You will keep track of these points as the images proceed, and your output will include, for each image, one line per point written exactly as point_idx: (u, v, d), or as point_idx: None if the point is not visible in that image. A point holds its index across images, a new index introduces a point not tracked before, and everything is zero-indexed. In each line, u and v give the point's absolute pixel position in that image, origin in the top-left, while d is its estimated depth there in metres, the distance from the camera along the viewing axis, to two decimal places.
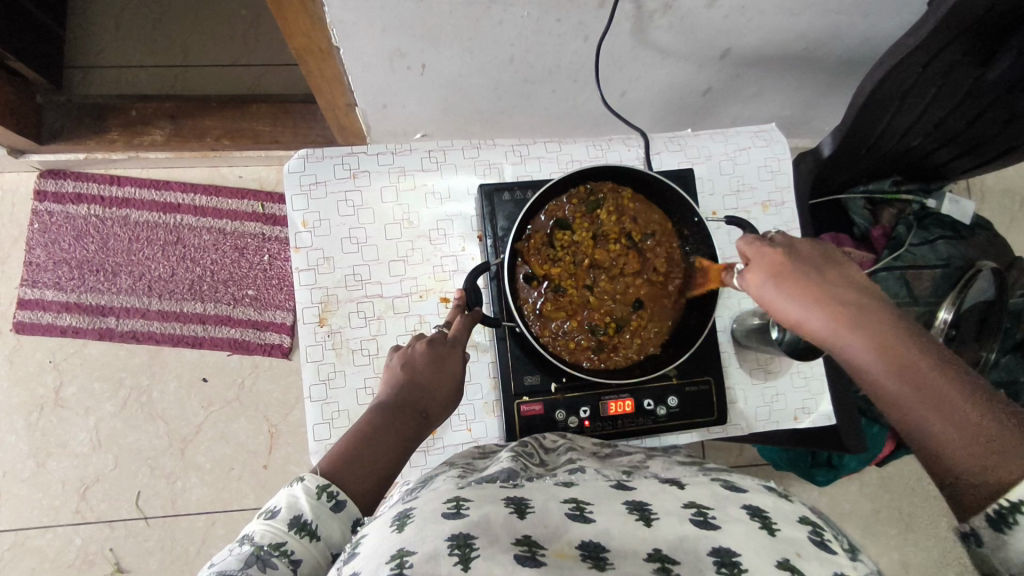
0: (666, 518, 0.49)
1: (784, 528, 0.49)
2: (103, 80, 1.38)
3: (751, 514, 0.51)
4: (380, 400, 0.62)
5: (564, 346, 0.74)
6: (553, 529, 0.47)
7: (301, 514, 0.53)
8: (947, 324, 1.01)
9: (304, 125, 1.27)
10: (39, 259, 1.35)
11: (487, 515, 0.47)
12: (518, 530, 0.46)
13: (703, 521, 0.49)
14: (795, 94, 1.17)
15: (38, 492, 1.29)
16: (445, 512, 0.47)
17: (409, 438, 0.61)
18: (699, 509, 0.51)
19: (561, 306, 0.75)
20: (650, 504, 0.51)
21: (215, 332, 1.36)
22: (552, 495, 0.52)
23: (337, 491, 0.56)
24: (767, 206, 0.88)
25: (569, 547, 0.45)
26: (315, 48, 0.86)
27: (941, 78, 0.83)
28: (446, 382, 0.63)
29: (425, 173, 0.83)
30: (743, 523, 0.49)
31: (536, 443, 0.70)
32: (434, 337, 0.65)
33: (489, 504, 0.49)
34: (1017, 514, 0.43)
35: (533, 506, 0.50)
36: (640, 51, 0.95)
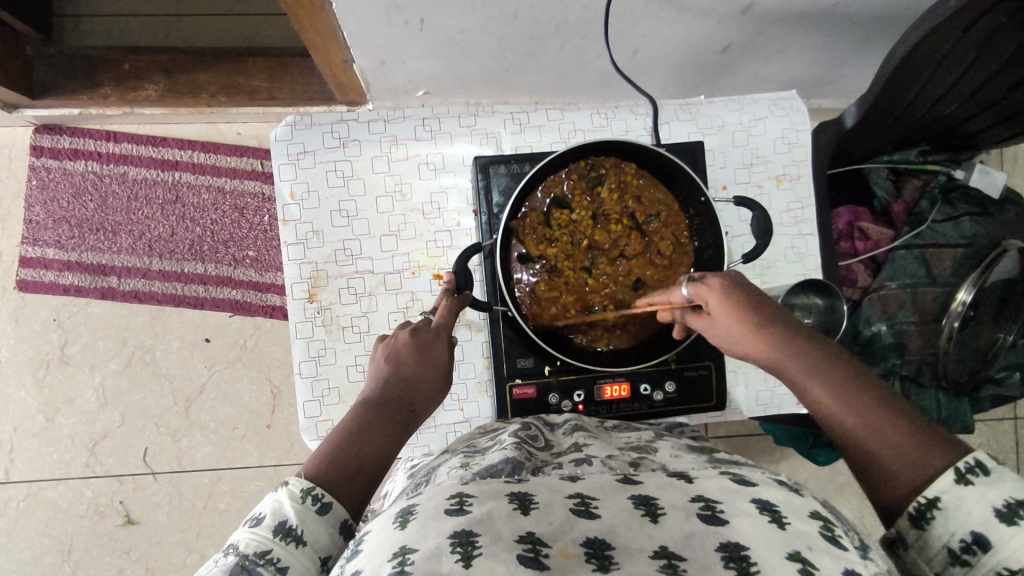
0: (673, 514, 0.44)
1: (795, 522, 0.44)
2: (95, 29, 1.33)
3: (762, 506, 0.45)
4: (365, 397, 0.61)
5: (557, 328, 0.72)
6: (558, 527, 0.43)
7: (286, 519, 0.51)
8: (965, 307, 0.99)
9: (302, 81, 1.22)
10: (39, 217, 1.34)
11: (490, 511, 0.43)
12: (523, 528, 0.42)
13: (711, 516, 0.44)
14: (821, 54, 1.10)
15: (48, 446, 1.32)
16: (447, 508, 0.44)
17: (397, 432, 0.59)
18: (707, 502, 0.46)
19: (556, 290, 0.72)
20: (657, 498, 0.46)
21: (217, 293, 1.36)
22: (557, 489, 0.47)
23: (323, 492, 0.53)
24: (781, 179, 0.83)
25: (574, 545, 0.42)
26: (305, 2, 0.81)
27: (982, 43, 0.76)
28: (431, 374, 0.63)
29: (418, 142, 0.79)
30: (752, 517, 0.44)
31: (539, 423, 0.68)
32: (418, 325, 0.66)
33: (493, 498, 0.45)
34: (933, 510, 0.53)
35: (537, 502, 0.45)
36: (654, 6, 0.88)
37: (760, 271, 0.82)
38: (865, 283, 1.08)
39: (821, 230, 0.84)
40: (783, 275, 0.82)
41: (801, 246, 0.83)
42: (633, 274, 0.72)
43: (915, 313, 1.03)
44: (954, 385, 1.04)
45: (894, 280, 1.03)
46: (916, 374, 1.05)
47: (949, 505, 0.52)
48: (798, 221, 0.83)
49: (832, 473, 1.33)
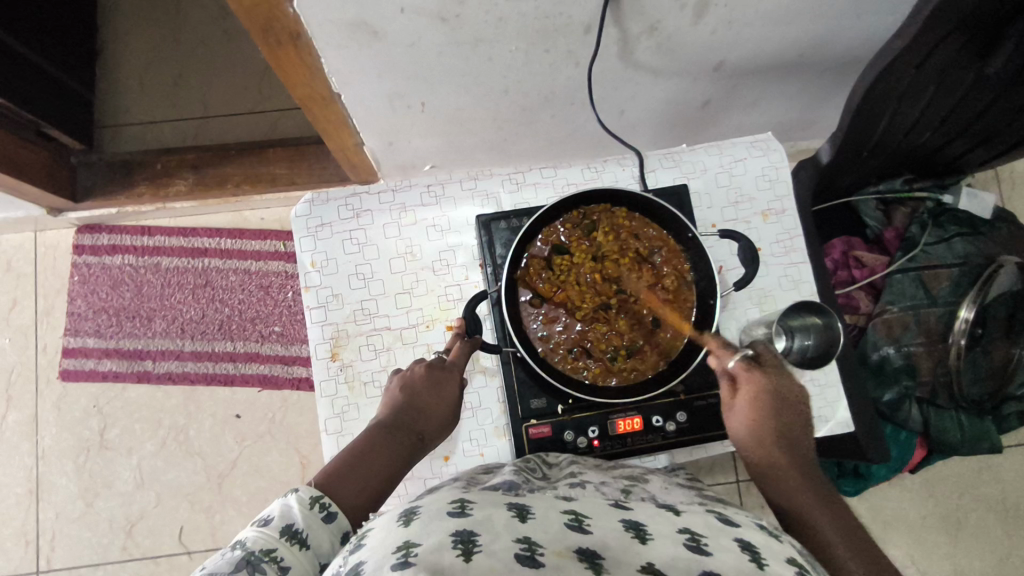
0: (661, 540, 0.47)
1: (772, 563, 0.47)
2: (129, 137, 1.47)
3: (743, 545, 0.49)
4: (379, 422, 0.67)
5: (570, 359, 0.76)
6: (553, 535, 0.45)
7: (293, 523, 0.53)
8: (968, 324, 1.01)
9: (318, 165, 1.33)
10: (81, 309, 1.43)
11: (491, 517, 0.46)
12: (519, 531, 0.45)
13: (696, 546, 0.47)
14: (798, 99, 1.17)
15: (88, 531, 1.35)
16: (450, 512, 0.46)
17: (404, 457, 0.65)
18: (693, 535, 0.49)
19: (570, 326, 0.76)
20: (646, 524, 0.50)
21: (246, 369, 1.41)
22: (552, 506, 0.51)
23: (330, 503, 0.57)
24: (767, 214, 0.88)
25: (567, 549, 0.44)
26: (317, 96, 0.92)
27: (937, 77, 0.81)
28: (439, 406, 0.68)
29: (425, 208, 0.86)
30: (733, 553, 0.47)
31: (539, 459, 0.72)
32: (434, 361, 0.71)
33: (492, 507, 0.48)
34: None
35: (533, 513, 0.49)
36: (633, 72, 0.97)
37: (758, 300, 0.86)
38: (867, 309, 1.10)
39: (812, 259, 0.88)
40: (781, 302, 0.86)
41: (794, 275, 0.86)
42: (645, 308, 0.76)
43: (922, 335, 1.04)
44: (974, 405, 1.04)
45: (895, 303, 1.06)
46: (932, 396, 1.05)
47: None
48: (788, 251, 0.87)
49: (872, 509, 1.30)
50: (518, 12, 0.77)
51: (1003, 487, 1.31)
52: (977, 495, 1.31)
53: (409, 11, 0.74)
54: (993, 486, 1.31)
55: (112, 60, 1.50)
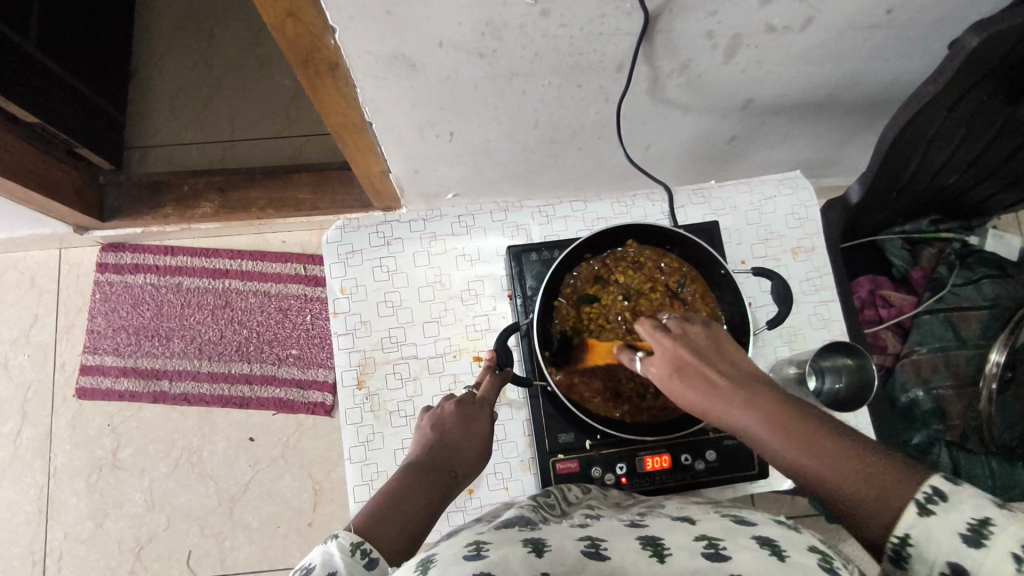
0: (679, 553, 0.46)
1: (794, 554, 0.46)
2: (157, 158, 1.49)
3: (761, 542, 0.47)
4: (411, 461, 0.65)
5: (606, 404, 0.75)
6: (572, 565, 0.44)
7: (335, 570, 0.49)
8: (1000, 367, 0.98)
9: (342, 191, 1.34)
10: (100, 327, 1.44)
11: (507, 555, 0.45)
12: (538, 567, 0.44)
13: (714, 552, 0.46)
14: (822, 137, 1.17)
15: (96, 553, 1.34)
16: (466, 554, 0.45)
17: (441, 495, 0.62)
18: (710, 542, 0.48)
19: (602, 374, 0.75)
20: (663, 538, 0.49)
21: (262, 391, 1.41)
22: (568, 534, 0.50)
23: (371, 548, 0.53)
24: (797, 252, 0.88)
25: None
26: (350, 125, 0.93)
27: (968, 121, 0.82)
28: (475, 442, 0.67)
29: (455, 238, 0.87)
30: (752, 551, 0.46)
31: (561, 492, 0.70)
32: (463, 398, 0.70)
33: (508, 544, 0.47)
34: (907, 548, 0.50)
35: (550, 544, 0.48)
36: (661, 108, 0.98)
37: (787, 338, 0.85)
38: (894, 349, 1.09)
39: (841, 297, 0.88)
40: (810, 341, 0.85)
41: (824, 313, 0.86)
42: None
43: (950, 376, 1.03)
44: (1005, 450, 1.01)
45: (923, 343, 1.05)
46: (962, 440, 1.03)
47: (919, 540, 0.49)
48: (818, 289, 0.86)
49: None
50: (552, 48, 0.78)
51: None
52: None
53: (447, 45, 0.75)
54: None
55: (144, 84, 1.54)
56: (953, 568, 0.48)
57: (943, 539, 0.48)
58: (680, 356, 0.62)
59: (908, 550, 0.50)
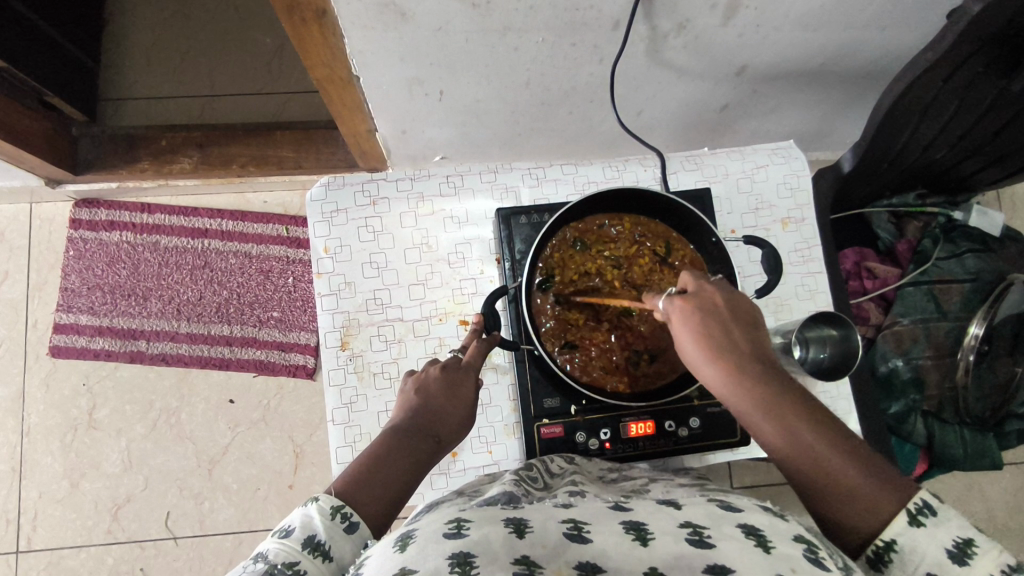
0: (663, 538, 0.46)
1: (779, 546, 0.46)
2: (133, 111, 1.43)
3: (747, 531, 0.48)
4: (394, 426, 0.64)
5: (598, 371, 0.74)
6: (553, 549, 0.44)
7: (315, 534, 0.52)
8: (978, 340, 1.00)
9: (326, 150, 1.31)
10: (74, 285, 1.40)
11: (487, 535, 0.45)
12: (518, 549, 0.44)
13: (699, 541, 0.46)
14: (815, 108, 1.16)
15: (72, 512, 1.32)
16: (445, 533, 0.45)
17: (424, 460, 0.62)
18: (695, 528, 0.48)
19: (586, 343, 0.74)
20: (647, 523, 0.48)
21: (242, 353, 1.39)
22: (551, 515, 0.50)
23: (351, 512, 0.55)
24: (787, 222, 0.87)
25: (568, 567, 0.43)
26: (336, 78, 0.90)
27: (963, 91, 0.81)
28: (459, 409, 0.67)
29: (443, 199, 0.85)
30: (737, 541, 0.46)
31: (542, 466, 0.70)
32: (448, 362, 0.69)
33: (490, 524, 0.47)
34: (890, 554, 0.52)
35: (531, 525, 0.47)
36: (657, 71, 0.96)
37: (773, 308, 0.85)
38: (877, 320, 1.09)
39: (829, 268, 0.87)
40: (796, 311, 0.85)
41: (811, 284, 0.86)
42: None
43: (930, 349, 1.03)
44: (978, 421, 1.03)
45: (906, 316, 1.05)
46: (938, 410, 1.04)
47: (905, 550, 0.52)
48: (806, 260, 0.86)
49: None
50: (548, 2, 0.76)
51: (998, 506, 1.31)
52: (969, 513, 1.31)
53: None
54: (990, 508, 1.31)
55: (118, 33, 1.47)
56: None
57: (928, 549, 0.51)
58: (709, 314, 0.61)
59: (892, 555, 0.52)
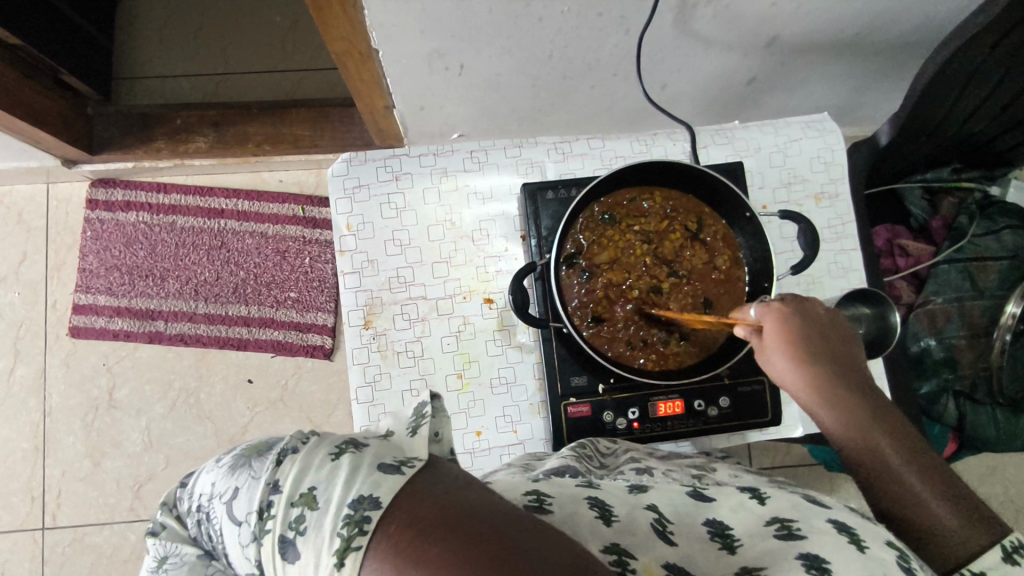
0: (750, 541, 0.47)
1: (873, 548, 0.45)
2: (146, 90, 1.42)
3: (839, 527, 0.47)
4: None
5: (626, 348, 0.72)
6: (643, 537, 0.46)
7: None
8: (1015, 320, 0.96)
9: (342, 128, 1.29)
10: (92, 265, 1.39)
11: (572, 515, 0.46)
12: (608, 537, 0.45)
13: (789, 535, 0.47)
14: (846, 81, 1.13)
15: (95, 491, 1.34)
16: (528, 505, 0.45)
17: None
18: (783, 523, 0.48)
19: (614, 319, 0.72)
20: (732, 524, 0.49)
21: (260, 334, 1.39)
22: (633, 501, 0.50)
23: None
24: (820, 198, 0.84)
25: (657, 566, 0.44)
26: (355, 52, 0.88)
27: (1009, 60, 0.77)
28: None
29: (466, 174, 0.83)
30: (829, 536, 0.46)
31: (594, 446, 0.68)
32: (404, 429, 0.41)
33: (572, 503, 0.47)
34: None
35: (617, 514, 0.48)
36: (685, 42, 0.93)
37: (806, 286, 0.82)
38: (908, 300, 1.07)
39: (865, 245, 0.85)
40: (830, 290, 0.82)
41: (845, 262, 0.83)
42: (699, 289, 0.73)
43: (964, 329, 1.01)
44: (1011, 402, 1.00)
45: (939, 295, 1.02)
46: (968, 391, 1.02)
47: None
48: (839, 237, 0.83)
49: None
50: None
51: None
52: (996, 496, 1.29)
53: None
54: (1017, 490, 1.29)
55: (131, 9, 1.45)
56: None
57: None
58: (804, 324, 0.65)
59: None
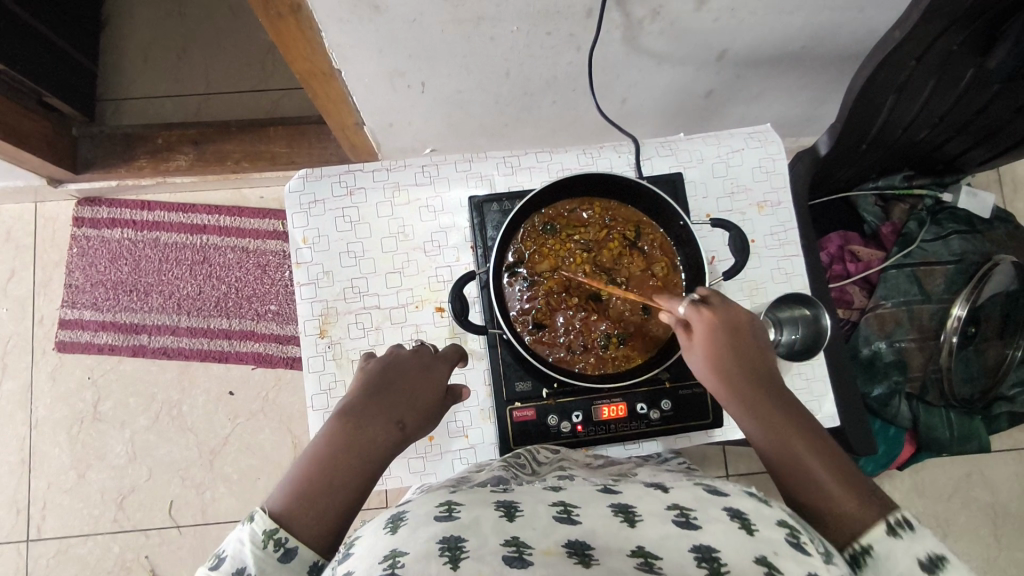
0: (650, 520, 0.49)
1: (762, 528, 0.50)
2: (131, 110, 1.46)
3: (732, 513, 0.51)
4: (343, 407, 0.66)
5: (566, 353, 0.75)
6: (543, 531, 0.46)
7: (243, 567, 0.56)
8: (960, 322, 1.00)
9: (319, 144, 1.33)
10: (78, 281, 1.43)
11: (475, 516, 0.47)
12: (507, 532, 0.45)
13: (686, 522, 0.49)
14: (802, 92, 1.16)
15: (80, 502, 1.36)
16: (437, 515, 0.47)
17: (387, 451, 0.64)
18: (682, 510, 0.51)
19: (554, 325, 0.75)
20: (635, 505, 0.51)
21: (240, 346, 1.42)
22: (540, 499, 0.51)
23: (286, 537, 0.57)
24: (762, 206, 0.87)
25: (556, 545, 0.44)
26: (318, 72, 0.92)
27: (937, 70, 0.80)
28: (427, 392, 0.70)
29: (418, 188, 0.86)
30: (722, 523, 0.49)
31: (531, 453, 0.72)
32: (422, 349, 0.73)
33: (480, 507, 0.48)
34: (865, 557, 0.56)
35: (522, 508, 0.49)
36: (635, 57, 0.96)
37: (748, 291, 0.85)
38: (860, 304, 1.09)
39: (808, 256, 0.88)
40: (772, 295, 0.85)
41: (787, 267, 0.85)
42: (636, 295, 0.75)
43: (914, 332, 1.04)
44: (964, 404, 1.03)
45: (888, 299, 1.04)
46: (922, 392, 1.04)
47: (879, 553, 0.56)
48: (782, 244, 0.86)
49: None
50: None
51: (998, 491, 1.30)
52: (969, 499, 1.30)
53: None
54: (990, 493, 1.30)
55: (117, 34, 1.50)
56: None
57: (903, 559, 0.55)
58: (728, 328, 0.66)
59: (867, 559, 0.56)
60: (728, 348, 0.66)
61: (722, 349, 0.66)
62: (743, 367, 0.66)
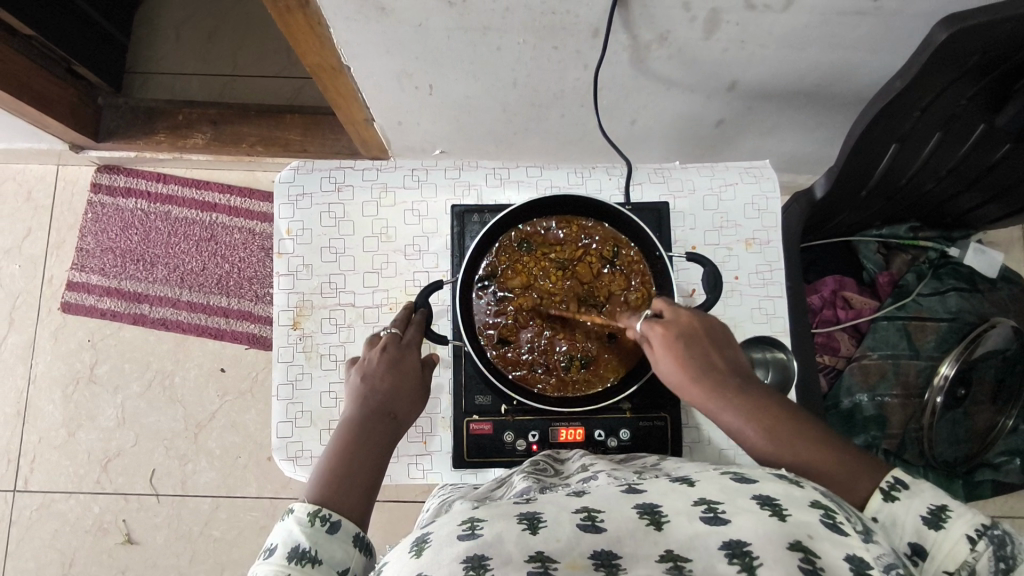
0: (677, 518, 0.43)
1: (795, 512, 0.42)
2: (157, 85, 1.50)
3: (762, 500, 0.43)
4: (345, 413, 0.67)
5: (527, 371, 0.74)
6: (566, 542, 0.42)
7: (299, 544, 0.55)
8: (947, 381, 0.98)
9: (332, 135, 1.35)
10: (89, 246, 1.47)
11: (500, 533, 0.43)
12: (532, 545, 0.42)
13: (714, 517, 0.42)
14: (816, 130, 1.13)
15: (67, 459, 1.40)
16: (459, 534, 0.43)
17: (386, 439, 0.67)
18: (709, 504, 0.44)
19: (518, 342, 0.75)
20: (661, 505, 0.45)
21: (237, 326, 1.45)
22: (563, 507, 0.46)
23: (329, 513, 0.58)
24: (750, 243, 0.85)
25: (582, 557, 0.41)
26: (326, 66, 0.93)
27: (944, 122, 0.78)
28: (410, 381, 0.71)
29: (406, 191, 0.86)
30: (751, 512, 0.42)
31: (549, 459, 0.71)
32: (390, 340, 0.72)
33: (503, 520, 0.44)
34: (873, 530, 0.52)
35: (545, 518, 0.44)
36: (643, 80, 0.95)
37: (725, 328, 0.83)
38: (848, 352, 1.06)
39: (791, 297, 0.89)
40: (749, 334, 0.83)
41: (768, 308, 0.84)
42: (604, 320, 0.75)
43: (898, 386, 1.02)
44: (945, 465, 1.01)
45: (876, 350, 1.03)
46: (902, 449, 1.02)
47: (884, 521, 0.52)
48: (765, 283, 0.84)
49: None
50: (524, 5, 0.77)
51: None
52: None
53: None
54: None
55: (153, 9, 1.54)
56: (914, 547, 0.50)
57: (906, 519, 0.51)
58: (690, 335, 0.65)
59: None
60: (691, 350, 0.64)
61: (686, 354, 0.64)
62: (713, 367, 0.63)
